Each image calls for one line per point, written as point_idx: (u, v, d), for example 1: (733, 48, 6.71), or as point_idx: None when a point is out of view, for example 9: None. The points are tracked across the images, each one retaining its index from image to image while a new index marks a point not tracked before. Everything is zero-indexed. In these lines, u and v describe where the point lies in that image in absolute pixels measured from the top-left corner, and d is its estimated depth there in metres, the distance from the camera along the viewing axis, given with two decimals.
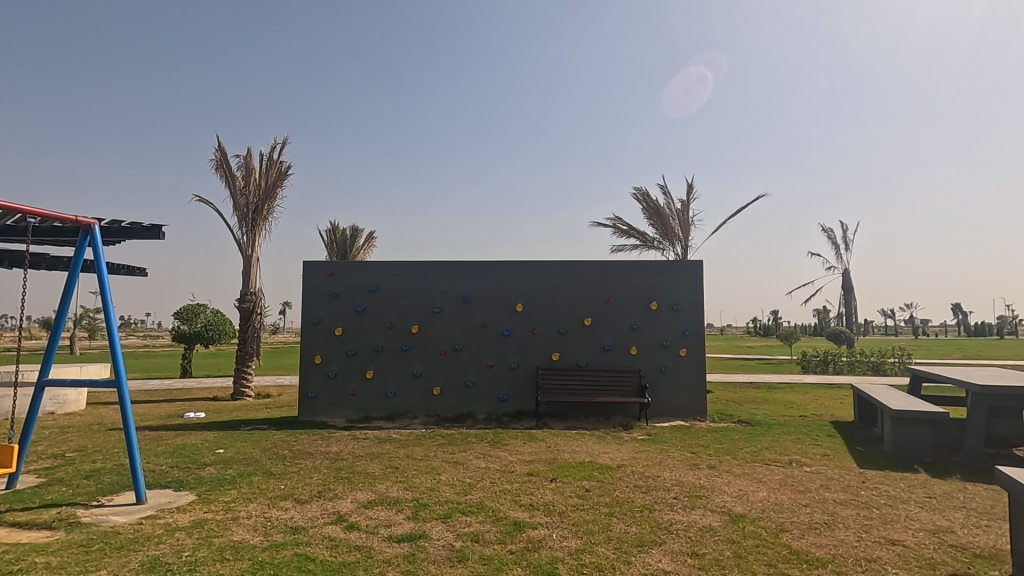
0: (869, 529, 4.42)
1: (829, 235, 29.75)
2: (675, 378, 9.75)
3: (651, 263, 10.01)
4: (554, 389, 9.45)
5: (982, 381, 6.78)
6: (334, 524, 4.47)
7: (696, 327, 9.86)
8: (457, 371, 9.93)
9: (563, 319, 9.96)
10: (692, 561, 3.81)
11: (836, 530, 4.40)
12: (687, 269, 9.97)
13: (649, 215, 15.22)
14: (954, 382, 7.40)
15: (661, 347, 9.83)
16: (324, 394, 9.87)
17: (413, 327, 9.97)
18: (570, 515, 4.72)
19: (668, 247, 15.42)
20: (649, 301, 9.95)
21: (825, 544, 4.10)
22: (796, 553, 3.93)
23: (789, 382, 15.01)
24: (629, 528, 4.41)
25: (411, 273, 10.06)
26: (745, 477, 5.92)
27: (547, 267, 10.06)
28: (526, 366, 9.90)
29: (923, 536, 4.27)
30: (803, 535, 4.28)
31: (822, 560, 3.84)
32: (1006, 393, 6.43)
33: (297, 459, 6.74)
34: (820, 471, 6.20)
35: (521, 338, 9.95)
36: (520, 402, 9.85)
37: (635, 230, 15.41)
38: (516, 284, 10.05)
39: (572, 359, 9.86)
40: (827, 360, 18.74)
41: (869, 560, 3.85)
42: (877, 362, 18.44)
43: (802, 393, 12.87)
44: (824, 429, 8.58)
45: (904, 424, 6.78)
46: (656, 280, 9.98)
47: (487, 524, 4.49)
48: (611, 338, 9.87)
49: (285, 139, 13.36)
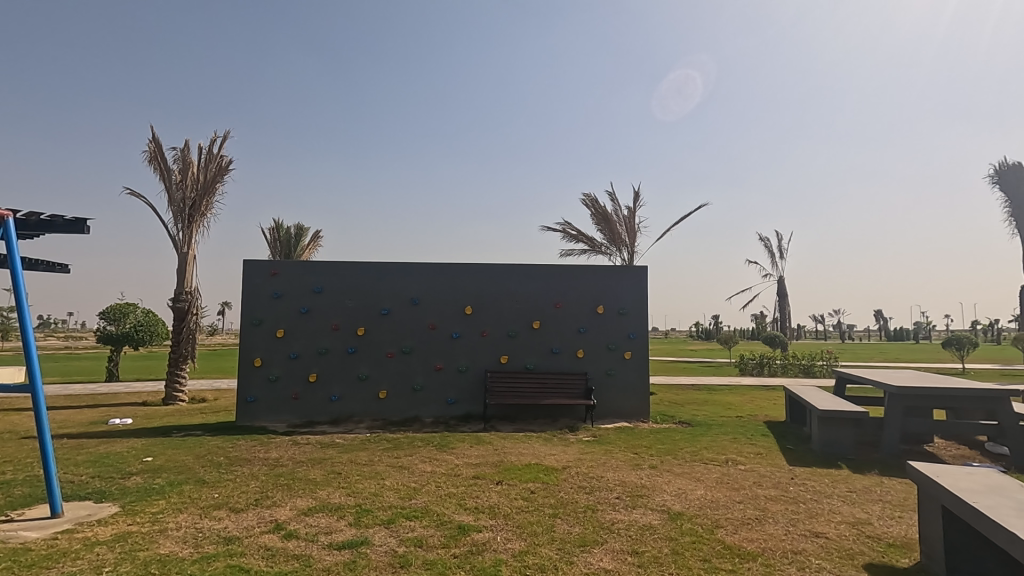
0: (796, 523, 4.67)
1: (766, 242, 30.97)
2: (621, 380, 9.97)
3: (599, 268, 10.21)
4: (501, 391, 9.48)
5: (898, 383, 7.29)
6: (271, 533, 4.32)
7: (641, 330, 10.14)
8: (404, 373, 9.79)
9: (512, 321, 10.00)
10: (632, 559, 3.90)
11: (766, 524, 4.62)
12: (633, 274, 10.23)
13: (597, 221, 15.52)
14: (875, 383, 7.91)
15: (608, 350, 10.04)
16: (265, 398, 9.50)
17: (359, 328, 9.76)
18: (515, 517, 4.75)
19: (616, 252, 15.77)
20: (596, 304, 10.15)
21: (756, 539, 4.30)
22: (729, 548, 4.11)
23: (728, 384, 15.68)
24: (572, 528, 4.49)
25: (359, 274, 9.86)
26: (684, 476, 6.13)
27: (497, 269, 10.09)
28: (475, 369, 9.88)
29: (844, 528, 4.56)
30: (736, 530, 4.48)
31: (752, 553, 4.02)
32: (919, 393, 6.93)
33: (233, 466, 6.46)
34: (754, 468, 6.50)
35: (470, 341, 9.93)
36: (468, 405, 9.82)
37: (583, 235, 15.67)
38: (465, 286, 10.03)
39: (521, 362, 9.92)
40: (762, 364, 19.73)
41: (795, 552, 4.07)
42: (807, 365, 19.50)
43: (739, 394, 13.47)
44: (758, 430, 8.86)
45: (831, 422, 7.19)
46: (603, 284, 10.20)
47: (431, 528, 4.45)
48: (559, 341, 10.00)
49: (226, 133, 12.81)
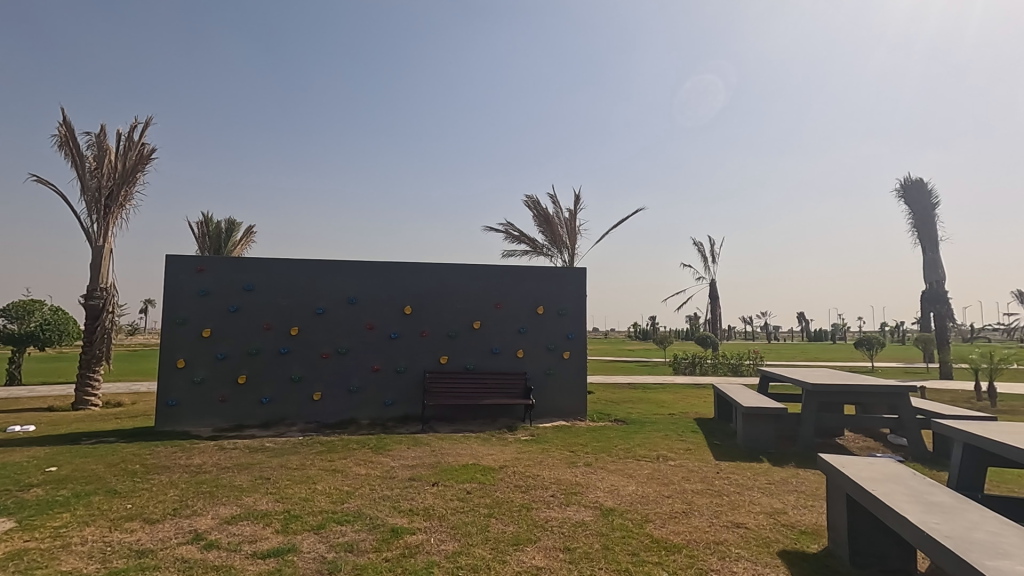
0: (719, 514, 4.91)
1: (700, 246, 32.33)
2: (560, 380, 10.14)
3: (540, 269, 10.33)
4: (441, 392, 9.41)
5: (814, 380, 7.80)
6: (190, 544, 4.09)
7: (579, 331, 10.34)
8: (340, 374, 9.53)
9: (452, 321, 9.95)
10: (564, 556, 3.97)
11: (691, 517, 4.83)
12: (572, 275, 10.42)
13: (539, 222, 15.68)
14: (793, 381, 8.43)
15: (547, 350, 10.17)
16: (188, 401, 8.98)
17: (293, 328, 9.42)
18: (450, 518, 4.72)
19: (557, 254, 16.01)
20: (536, 305, 10.26)
21: (681, 531, 4.48)
22: (656, 541, 4.26)
23: (662, 383, 16.26)
24: (506, 528, 4.52)
25: (293, 271, 9.50)
26: (617, 473, 6.31)
27: (438, 269, 10.00)
28: (414, 369, 9.75)
29: (762, 518, 4.83)
30: (663, 524, 4.65)
31: (678, 545, 4.19)
32: (832, 390, 7.45)
33: (150, 474, 6.07)
34: (682, 464, 6.77)
35: (409, 341, 9.79)
36: (406, 406, 9.68)
37: (525, 236, 15.80)
38: (405, 285, 9.88)
39: (461, 362, 9.88)
40: (694, 363, 20.60)
41: (717, 542, 4.27)
42: (735, 364, 20.52)
43: (672, 393, 14.00)
44: (688, 427, 9.24)
45: (753, 418, 7.60)
46: (544, 285, 10.33)
47: (363, 533, 4.35)
48: (499, 342, 10.04)
49: (148, 119, 12.02)
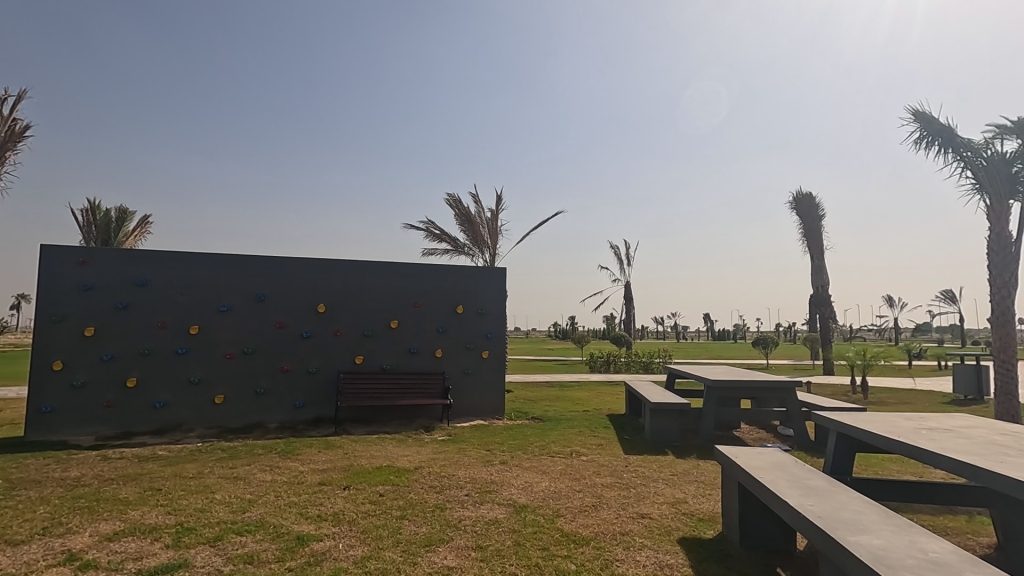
0: (626, 506, 5.14)
1: (616, 249, 33.56)
2: (478, 379, 10.16)
3: (460, 268, 10.30)
4: (356, 394, 9.12)
5: (714, 377, 8.35)
6: (62, 566, 3.69)
7: (498, 330, 10.41)
8: (246, 376, 8.98)
9: (368, 320, 9.68)
10: (475, 554, 3.99)
11: (600, 510, 5.02)
12: (492, 275, 10.47)
13: (460, 221, 15.59)
14: (697, 378, 8.98)
15: (466, 349, 10.15)
16: (66, 407, 8.10)
17: (192, 327, 8.76)
18: (360, 522, 4.60)
19: (478, 253, 16.03)
20: (455, 304, 10.21)
21: (590, 524, 4.64)
22: (566, 535, 4.39)
23: (578, 381, 16.76)
24: (419, 529, 4.47)
25: (193, 266, 8.84)
26: (532, 470, 6.42)
27: (355, 266, 9.70)
28: (327, 370, 9.39)
29: (664, 507, 5.11)
30: (573, 518, 4.80)
31: (586, 538, 4.34)
32: (730, 386, 8.01)
33: (16, 490, 5.40)
34: (594, 459, 7.01)
35: (322, 341, 9.41)
36: (318, 408, 9.30)
37: (446, 234, 15.67)
38: (319, 283, 9.49)
39: (377, 363, 9.64)
40: (608, 360, 21.40)
41: (623, 533, 4.46)
42: (646, 361, 21.54)
43: (587, 390, 14.47)
44: (600, 423, 9.58)
45: (660, 414, 8.02)
46: (463, 284, 10.31)
47: (265, 542, 4.13)
48: (417, 341, 9.90)
49: (21, 92, 10.70)
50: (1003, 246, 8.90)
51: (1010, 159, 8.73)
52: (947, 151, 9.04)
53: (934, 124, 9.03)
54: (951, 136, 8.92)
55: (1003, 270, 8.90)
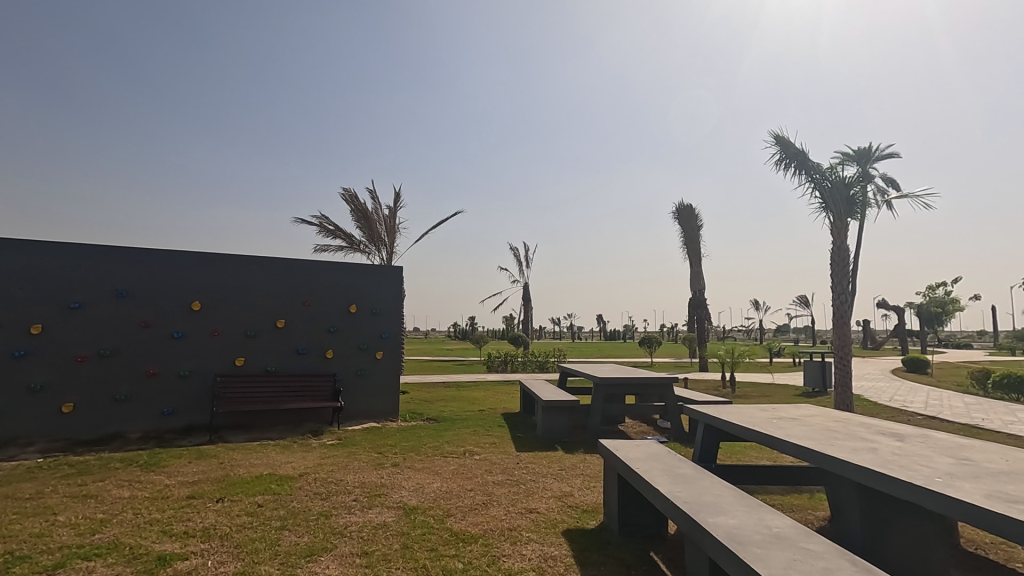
0: (515, 502, 5.25)
1: (515, 251, 34.19)
2: (371, 381, 9.86)
3: (353, 265, 9.94)
4: (233, 397, 8.56)
5: (602, 375, 8.79)
6: None
7: (394, 330, 10.18)
8: (102, 381, 8.00)
9: (251, 319, 9.03)
10: (360, 561, 3.87)
11: (490, 507, 5.09)
12: (389, 274, 10.23)
13: (356, 218, 15.04)
14: (586, 376, 9.40)
15: (359, 350, 9.82)
16: None
17: (34, 327, 7.64)
18: (234, 536, 4.28)
19: (374, 251, 15.59)
20: (348, 303, 9.84)
21: (479, 522, 4.69)
22: (455, 534, 4.40)
23: (475, 380, 16.87)
24: (300, 539, 4.25)
25: (36, 256, 7.72)
26: (424, 471, 6.35)
27: (236, 261, 9.01)
28: (201, 373, 8.62)
29: (551, 501, 5.30)
30: (463, 517, 4.82)
31: (474, 536, 4.38)
32: (616, 383, 8.48)
33: None
34: (487, 457, 7.09)
35: (197, 341, 8.64)
36: (190, 415, 8.51)
37: (340, 230, 15.06)
38: (193, 278, 8.70)
39: (260, 364, 9.02)
40: (505, 360, 21.77)
41: (511, 529, 4.56)
42: (542, 361, 22.18)
43: (483, 390, 14.61)
44: (495, 422, 9.71)
45: (551, 411, 8.30)
46: (357, 282, 9.96)
47: (119, 566, 3.71)
48: (306, 342, 9.41)
49: None
50: (842, 258, 10.26)
51: (848, 183, 10.08)
52: (800, 173, 10.26)
53: (791, 148, 10.21)
54: (804, 160, 10.14)
55: (842, 279, 10.25)
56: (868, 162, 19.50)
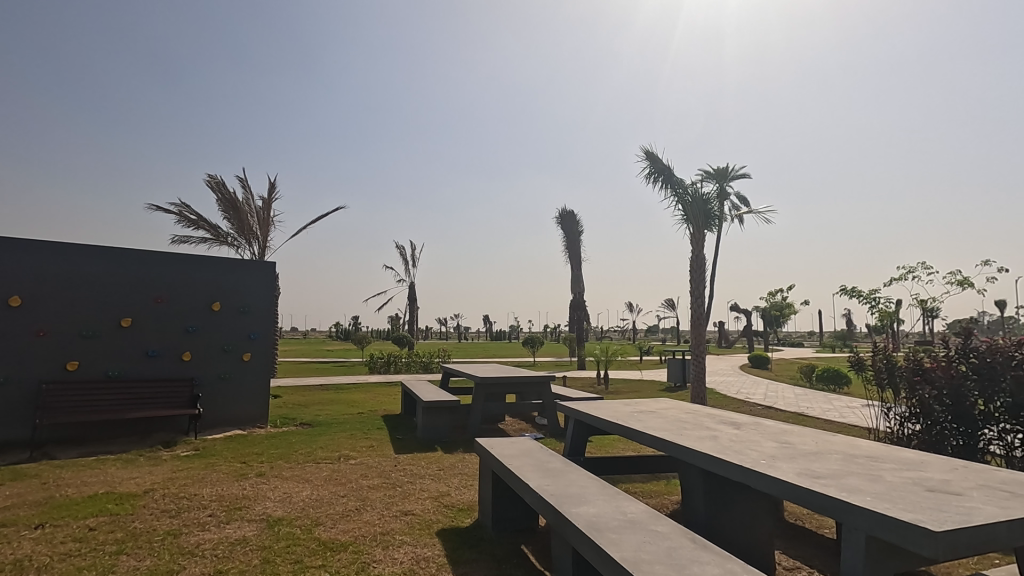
0: (390, 505, 5.14)
1: (401, 252, 33.36)
2: (237, 385, 9.09)
3: (217, 259, 9.10)
4: (62, 407, 7.46)
5: (483, 374, 8.90)
6: None
7: (265, 330, 9.45)
8: None
9: (88, 317, 7.93)
10: None
11: (363, 512, 4.93)
12: (259, 270, 9.49)
13: (224, 208, 13.75)
14: (468, 376, 9.46)
15: (222, 351, 8.99)
16: None
17: None
18: (56, 567, 3.72)
19: (244, 245, 14.43)
20: (210, 301, 8.99)
21: (351, 529, 4.52)
22: (323, 543, 4.20)
23: (356, 383, 16.26)
24: (141, 563, 3.81)
25: None
26: (292, 479, 5.99)
27: (69, 251, 7.87)
28: (22, 380, 7.42)
29: (427, 502, 5.26)
30: (333, 524, 4.62)
31: (344, 544, 4.21)
32: (496, 382, 8.63)
33: None
34: (363, 461, 6.86)
35: (15, 343, 7.42)
36: (6, 429, 7.27)
37: (205, 221, 13.74)
38: (12, 269, 7.46)
39: (98, 369, 7.93)
40: (389, 361, 21.24)
41: (383, 533, 4.45)
42: (426, 361, 21.94)
43: (364, 392, 14.12)
44: (373, 424, 9.43)
45: (432, 411, 8.24)
46: (222, 278, 9.14)
47: None
48: (158, 343, 8.44)
49: None
50: (700, 266, 11.35)
51: (706, 198, 11.19)
52: (666, 186, 11.19)
53: (659, 163, 11.11)
54: (669, 175, 11.07)
55: (699, 284, 11.35)
56: (724, 181, 21.85)
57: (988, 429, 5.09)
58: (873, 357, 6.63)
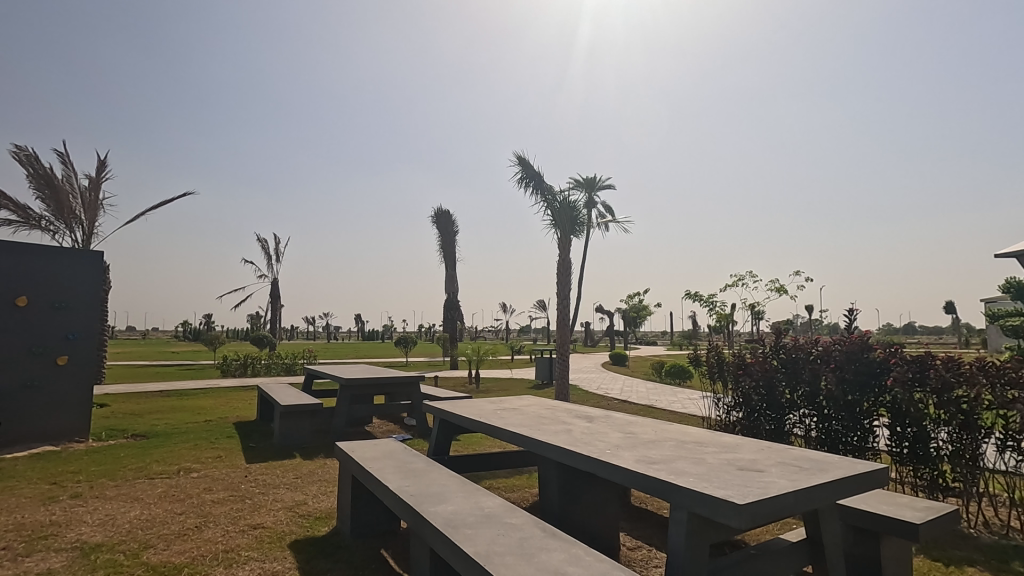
0: (237, 520, 4.74)
1: (263, 246, 30.83)
2: (48, 394, 7.77)
3: (24, 245, 7.71)
4: None
5: (349, 376, 8.56)
6: None
7: (88, 330, 8.16)
8: None
9: None
10: None
11: (204, 530, 4.49)
12: (80, 259, 8.18)
13: (36, 185, 11.65)
14: (332, 377, 9.03)
15: (29, 354, 7.64)
16: None
17: None
18: None
19: (64, 230, 12.42)
20: (14, 294, 7.60)
21: (187, 549, 4.09)
22: (152, 569, 3.75)
23: (204, 388, 14.72)
24: None
25: None
26: (118, 499, 5.27)
27: None
28: None
29: (280, 513, 4.94)
30: (166, 546, 4.15)
31: (178, 566, 3.80)
32: (362, 383, 8.35)
33: None
34: (208, 474, 6.24)
35: None
36: None
37: (10, 199, 11.60)
38: None
39: None
40: (245, 364, 19.53)
41: (227, 550, 4.09)
42: (289, 363, 20.51)
43: (214, 398, 12.85)
44: (223, 432, 8.62)
45: (290, 416, 7.75)
46: (31, 267, 7.76)
47: None
48: None
49: None
50: (566, 269, 11.98)
51: (572, 205, 11.81)
52: (536, 192, 11.64)
53: (530, 169, 11.54)
54: (539, 181, 11.53)
55: (565, 287, 11.96)
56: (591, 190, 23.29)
57: (792, 414, 5.94)
58: (708, 355, 7.47)
